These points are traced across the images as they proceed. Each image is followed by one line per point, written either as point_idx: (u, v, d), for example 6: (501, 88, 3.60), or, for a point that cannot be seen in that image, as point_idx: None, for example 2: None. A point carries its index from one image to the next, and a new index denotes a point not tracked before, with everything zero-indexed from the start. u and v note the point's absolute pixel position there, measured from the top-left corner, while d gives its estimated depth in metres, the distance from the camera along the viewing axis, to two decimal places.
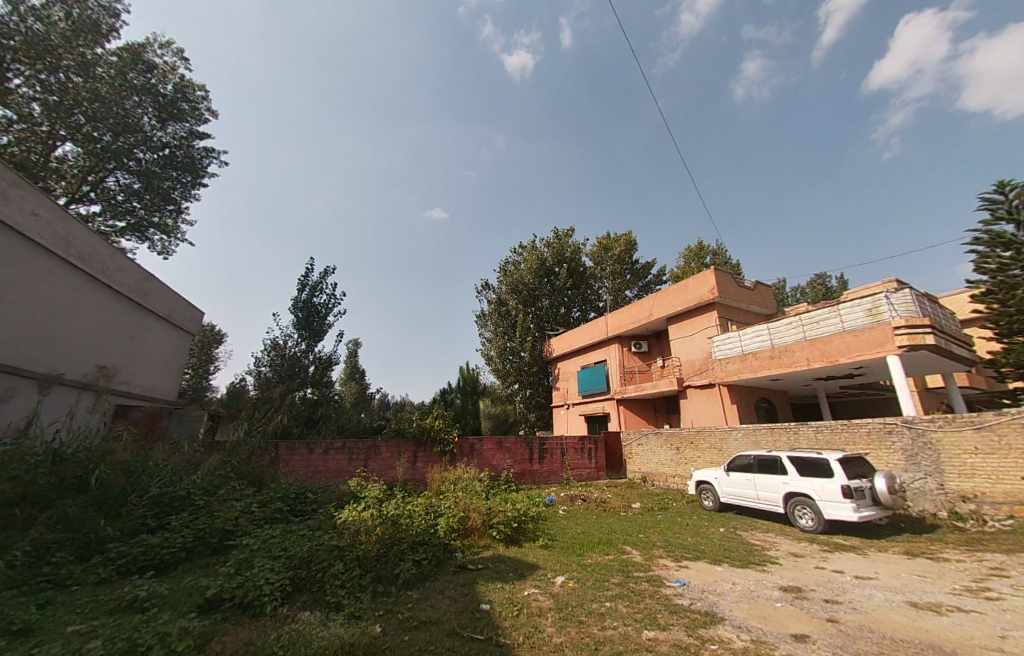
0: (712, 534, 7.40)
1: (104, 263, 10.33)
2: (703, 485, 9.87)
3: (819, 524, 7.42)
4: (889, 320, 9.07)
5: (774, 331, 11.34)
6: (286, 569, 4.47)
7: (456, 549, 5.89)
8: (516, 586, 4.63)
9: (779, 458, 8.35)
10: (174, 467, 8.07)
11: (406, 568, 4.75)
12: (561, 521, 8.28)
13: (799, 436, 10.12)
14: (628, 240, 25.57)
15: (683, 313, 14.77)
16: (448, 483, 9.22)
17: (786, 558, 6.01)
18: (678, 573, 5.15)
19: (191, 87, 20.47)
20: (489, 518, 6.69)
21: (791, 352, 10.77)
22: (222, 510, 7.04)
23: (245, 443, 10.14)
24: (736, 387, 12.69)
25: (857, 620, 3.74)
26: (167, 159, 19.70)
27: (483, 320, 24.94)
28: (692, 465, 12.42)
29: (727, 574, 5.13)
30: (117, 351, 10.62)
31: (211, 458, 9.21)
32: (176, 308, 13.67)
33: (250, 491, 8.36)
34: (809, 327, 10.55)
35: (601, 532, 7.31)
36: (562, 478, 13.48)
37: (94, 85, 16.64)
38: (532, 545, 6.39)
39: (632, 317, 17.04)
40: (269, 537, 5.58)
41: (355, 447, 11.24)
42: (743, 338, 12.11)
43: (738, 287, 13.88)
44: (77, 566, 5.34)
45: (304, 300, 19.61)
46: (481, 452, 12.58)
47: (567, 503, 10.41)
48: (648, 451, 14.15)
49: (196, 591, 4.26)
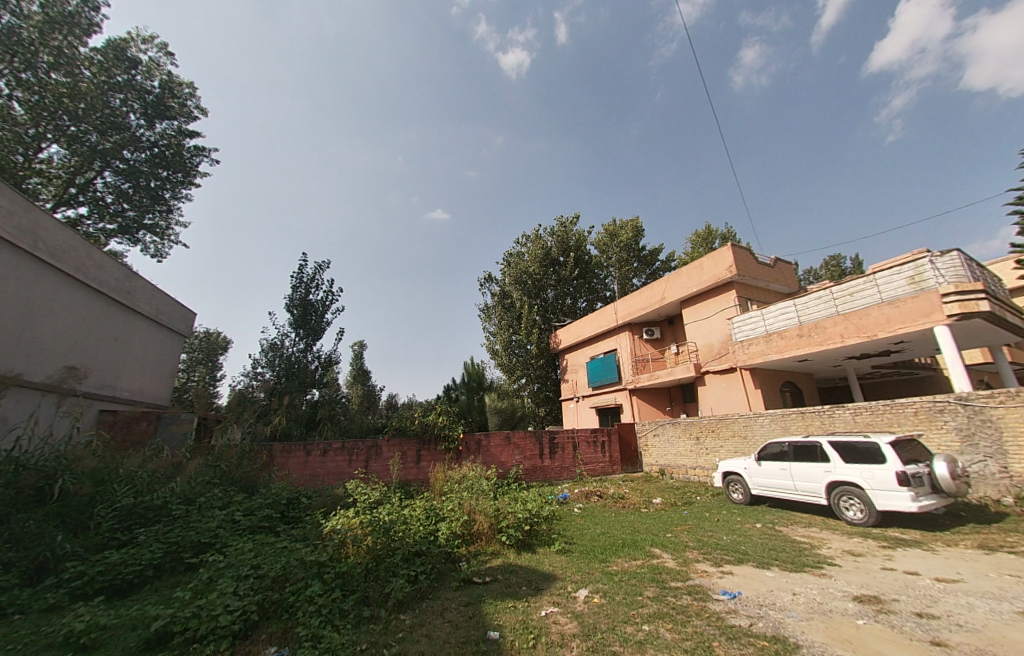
0: (749, 531, 6.55)
1: (79, 259, 9.68)
2: (731, 476, 8.99)
3: (871, 516, 6.56)
4: (935, 286, 8.16)
5: (802, 307, 10.42)
6: (252, 592, 3.71)
7: (460, 558, 5.10)
8: (531, 605, 3.85)
9: (818, 443, 7.48)
10: (151, 474, 7.37)
11: (399, 587, 3.96)
12: (577, 521, 7.49)
13: (834, 420, 9.25)
14: (635, 226, 24.67)
15: (698, 294, 13.87)
16: (453, 482, 8.43)
17: (845, 560, 5.13)
18: (723, 582, 4.30)
19: (178, 83, 19.82)
20: (498, 521, 5.89)
21: (823, 329, 9.84)
22: (201, 521, 6.33)
23: (235, 446, 9.48)
24: (759, 370, 11.79)
25: (971, 643, 2.90)
26: (156, 158, 19.09)
27: (486, 314, 24.08)
28: (715, 456, 11.55)
29: (782, 581, 4.30)
30: (96, 353, 9.94)
31: (196, 462, 8.52)
32: (164, 307, 13.07)
33: (238, 498, 7.66)
34: (842, 301, 9.64)
35: (624, 533, 6.52)
36: (574, 474, 12.69)
37: (75, 82, 16.07)
38: (547, 551, 5.57)
39: (643, 302, 16.17)
40: (243, 552, 4.83)
41: (355, 447, 10.56)
42: (767, 317, 11.19)
43: (757, 264, 12.95)
44: (24, 591, 4.63)
45: (301, 297, 18.95)
46: (488, 449, 11.82)
47: (582, 500, 9.62)
48: (665, 443, 13.29)
49: (142, 623, 3.49)
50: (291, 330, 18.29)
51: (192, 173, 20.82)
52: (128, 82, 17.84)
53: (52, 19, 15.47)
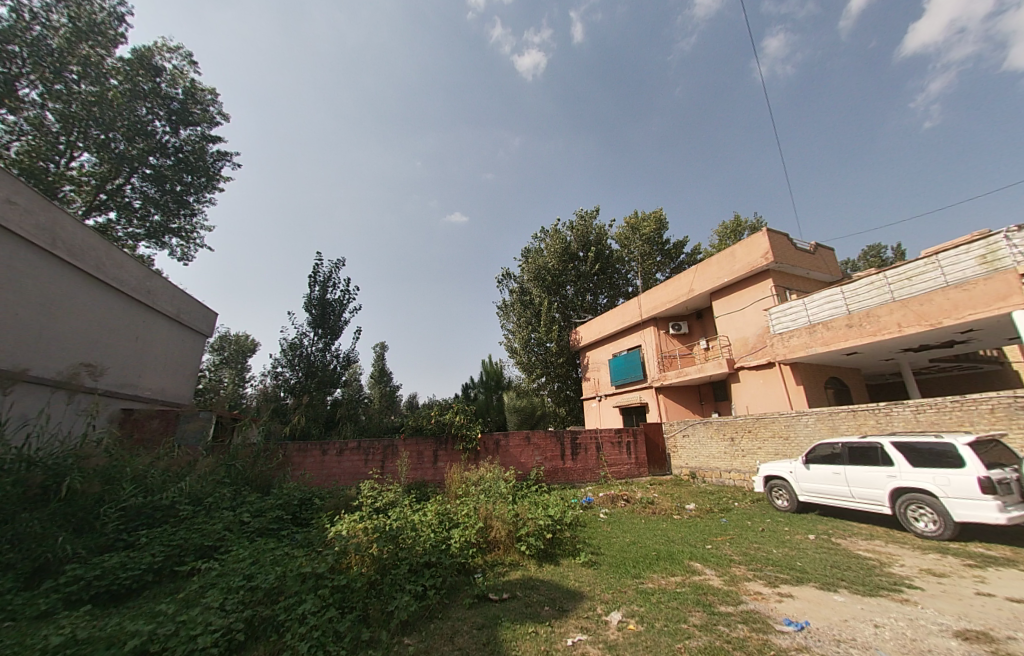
0: (801, 543, 5.78)
1: (99, 258, 9.77)
2: (774, 481, 8.17)
3: (948, 528, 5.68)
4: (1013, 266, 7.15)
5: (851, 294, 9.45)
6: (241, 608, 3.30)
7: (475, 570, 4.60)
8: (555, 631, 3.28)
9: (879, 445, 6.63)
10: (163, 473, 7.20)
11: (405, 605, 3.47)
12: (604, 528, 6.88)
13: (892, 418, 8.30)
14: (658, 218, 23.76)
15: (729, 285, 12.97)
16: (469, 484, 7.96)
17: (926, 581, 4.34)
18: (784, 608, 3.63)
19: (201, 89, 20.21)
20: (517, 529, 5.34)
21: (877, 318, 8.86)
22: (207, 524, 6.05)
23: (251, 445, 9.31)
24: (801, 365, 10.84)
25: None
26: (180, 163, 19.52)
27: (505, 312, 23.58)
28: (752, 459, 10.67)
29: (854, 608, 3.61)
30: (115, 351, 9.97)
31: (209, 462, 8.36)
32: (185, 307, 13.16)
33: (248, 499, 7.41)
34: (898, 286, 8.67)
35: (657, 543, 5.88)
36: (598, 477, 12.02)
37: (102, 91, 16.57)
38: (572, 563, 4.99)
39: (669, 295, 15.33)
40: (240, 559, 4.45)
41: (371, 447, 10.26)
42: (810, 307, 10.23)
43: (796, 251, 11.96)
44: (19, 595, 4.39)
45: (319, 297, 18.98)
46: (507, 449, 11.31)
47: (608, 505, 8.98)
48: (695, 444, 12.46)
49: (118, 641, 3.11)
50: (309, 330, 18.32)
51: (216, 178, 21.26)
52: (153, 90, 18.31)
53: (80, 29, 16.01)
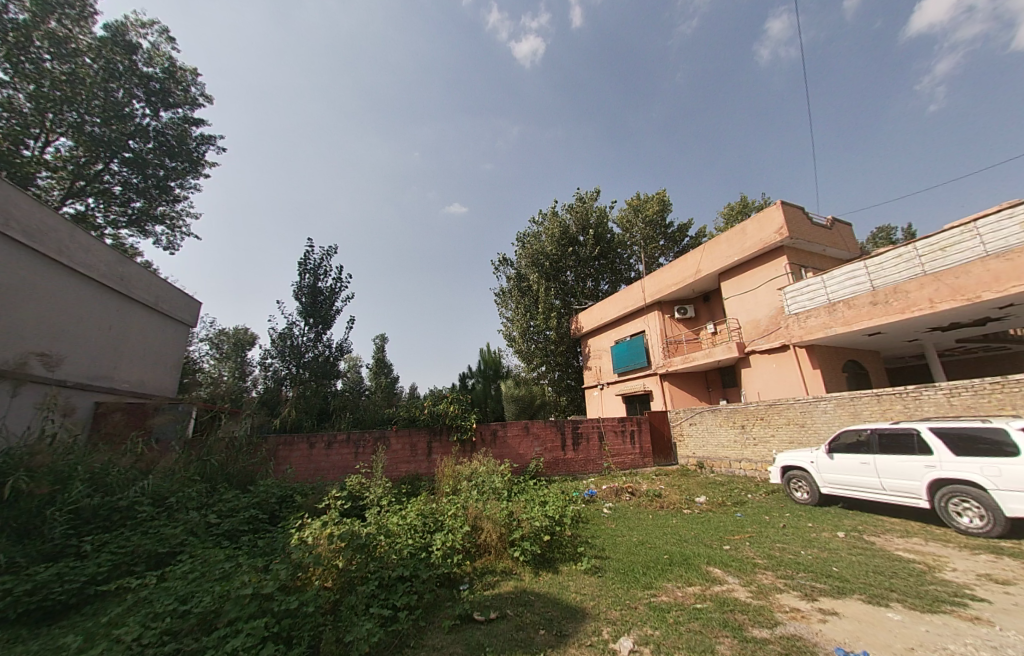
0: (831, 543, 5.14)
1: (61, 241, 9.09)
2: (792, 472, 7.52)
3: (997, 525, 5.03)
4: None
5: (876, 268, 8.69)
6: (160, 644, 2.64)
7: (461, 581, 3.98)
8: None
9: (915, 431, 5.97)
10: (125, 471, 6.57)
11: (367, 633, 2.81)
12: (608, 525, 6.27)
13: (923, 403, 7.60)
14: (661, 199, 22.87)
15: (739, 264, 12.20)
16: (461, 479, 7.32)
17: (990, 591, 3.69)
18: (830, 631, 2.98)
19: (181, 69, 19.27)
20: (510, 532, 4.69)
21: (906, 294, 8.11)
22: (165, 527, 5.40)
23: (229, 439, 8.68)
24: (818, 347, 10.13)
25: None
26: (162, 146, 18.69)
27: (502, 299, 22.83)
28: (765, 448, 10.03)
29: (917, 631, 2.96)
30: (83, 341, 9.34)
31: (181, 458, 7.73)
32: (164, 295, 12.44)
33: (219, 497, 6.78)
34: (930, 258, 7.91)
35: (669, 544, 5.25)
36: (601, 468, 11.42)
37: (74, 70, 15.76)
38: (573, 570, 4.34)
39: (675, 277, 14.55)
40: (183, 573, 3.80)
41: (361, 439, 9.67)
42: (829, 284, 9.47)
43: (812, 226, 11.15)
44: None
45: (309, 285, 18.29)
46: (505, 440, 10.69)
47: (612, 498, 8.37)
48: (703, 432, 11.82)
49: None
50: (300, 319, 17.66)
51: (200, 163, 20.39)
52: (130, 69, 17.43)
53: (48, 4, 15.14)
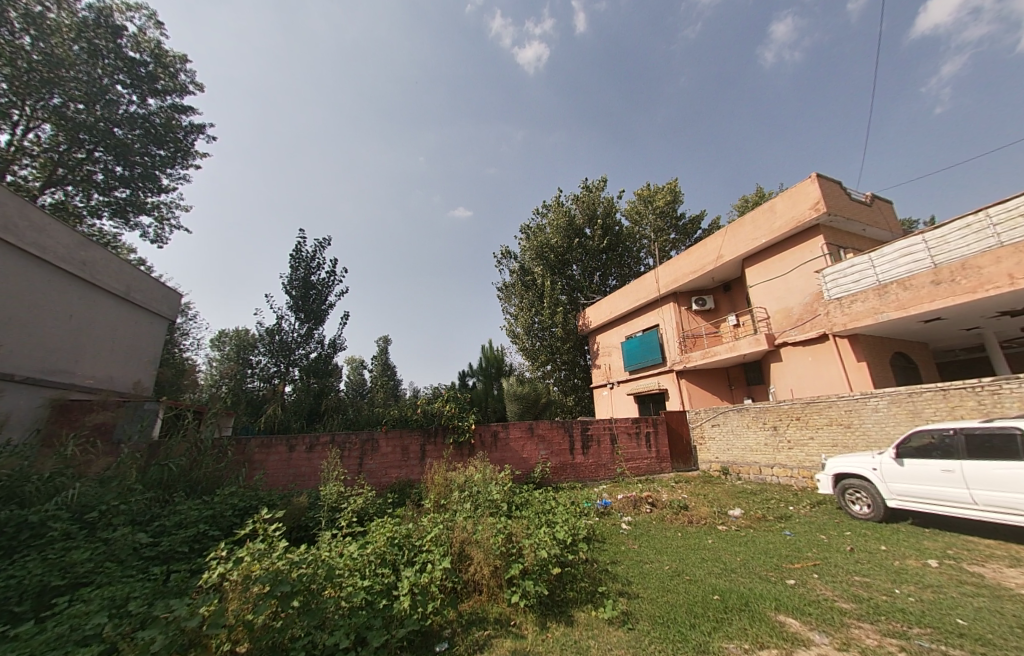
0: (929, 577, 3.93)
1: (8, 217, 8.07)
2: (846, 482, 6.30)
3: None
4: None
5: (938, 242, 7.50)
6: None
7: (440, 638, 2.91)
8: None
9: (1018, 430, 4.74)
10: (47, 480, 5.45)
11: None
12: (630, 545, 5.13)
13: (1004, 399, 6.35)
14: (673, 189, 21.71)
15: (767, 247, 11.02)
16: (453, 488, 6.20)
17: None
18: None
19: (169, 55, 18.43)
20: (508, 562, 3.54)
21: (976, 271, 6.90)
22: (72, 551, 4.26)
23: (191, 440, 7.57)
24: (863, 336, 8.91)
25: None
26: (149, 133, 17.74)
27: (506, 295, 21.74)
28: (802, 451, 8.81)
29: None
30: (31, 329, 8.29)
31: (128, 462, 6.62)
32: (137, 283, 11.36)
33: (163, 509, 5.67)
34: (1008, 225, 6.70)
35: (712, 576, 4.05)
36: (613, 474, 10.23)
37: (53, 49, 14.92)
38: (592, 618, 3.19)
39: (693, 265, 13.35)
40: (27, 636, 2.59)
41: (347, 441, 8.58)
42: (879, 262, 8.27)
43: (851, 201, 9.95)
44: None
45: (300, 278, 17.29)
46: (507, 443, 9.53)
47: (629, 510, 7.17)
48: (728, 434, 10.59)
49: None
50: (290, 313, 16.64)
51: (189, 152, 19.48)
52: (115, 51, 16.54)
53: None
